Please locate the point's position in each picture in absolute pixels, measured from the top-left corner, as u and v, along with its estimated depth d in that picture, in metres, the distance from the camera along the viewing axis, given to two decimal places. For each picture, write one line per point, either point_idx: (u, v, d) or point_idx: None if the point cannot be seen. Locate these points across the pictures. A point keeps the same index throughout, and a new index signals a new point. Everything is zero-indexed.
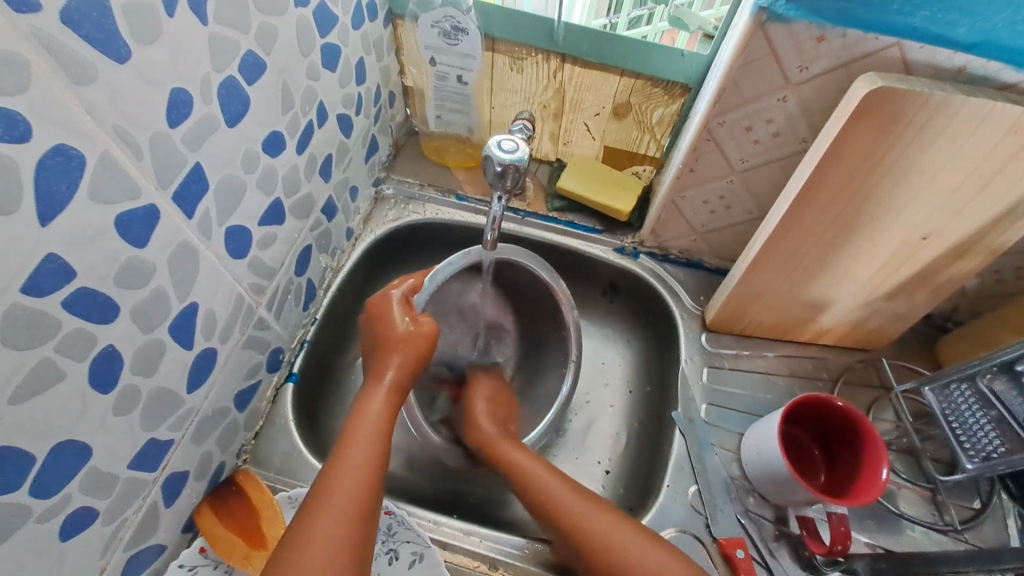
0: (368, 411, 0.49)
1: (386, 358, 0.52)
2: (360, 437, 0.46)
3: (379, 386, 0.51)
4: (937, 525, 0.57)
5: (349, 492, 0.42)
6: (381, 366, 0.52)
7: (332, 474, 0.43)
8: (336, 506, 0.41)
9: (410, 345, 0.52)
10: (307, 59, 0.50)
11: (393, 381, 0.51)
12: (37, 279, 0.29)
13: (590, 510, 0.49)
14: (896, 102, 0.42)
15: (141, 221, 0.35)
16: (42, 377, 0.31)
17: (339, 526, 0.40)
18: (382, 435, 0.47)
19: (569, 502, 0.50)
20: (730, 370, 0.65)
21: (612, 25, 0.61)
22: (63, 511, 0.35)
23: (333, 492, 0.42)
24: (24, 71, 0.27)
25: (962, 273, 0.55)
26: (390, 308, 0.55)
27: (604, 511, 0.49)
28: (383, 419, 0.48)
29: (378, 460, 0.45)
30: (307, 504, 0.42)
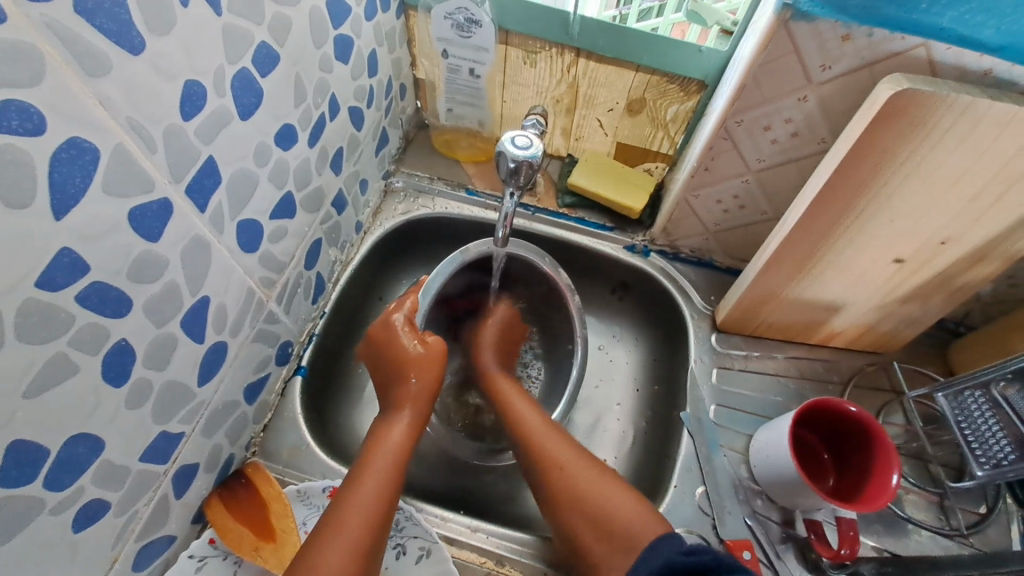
0: (386, 439, 0.49)
1: (405, 388, 0.52)
2: (376, 465, 0.46)
3: (398, 416, 0.51)
4: (943, 530, 0.56)
5: (362, 522, 0.42)
6: (401, 395, 0.52)
7: (345, 501, 0.44)
8: (347, 534, 0.42)
9: (425, 371, 0.52)
10: (320, 51, 0.49)
11: (411, 411, 0.51)
12: (51, 273, 0.29)
13: (564, 448, 0.51)
14: (921, 103, 0.41)
15: (154, 215, 0.35)
16: (55, 372, 0.31)
17: (348, 556, 0.41)
18: (398, 465, 0.47)
19: (540, 433, 0.53)
20: (739, 371, 0.65)
21: (623, 16, 0.59)
22: (76, 503, 0.35)
23: (344, 520, 0.42)
24: (37, 63, 0.26)
25: (979, 279, 0.54)
26: (395, 334, 0.54)
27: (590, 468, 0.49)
28: (399, 449, 0.48)
29: (391, 491, 0.45)
30: (320, 528, 0.42)
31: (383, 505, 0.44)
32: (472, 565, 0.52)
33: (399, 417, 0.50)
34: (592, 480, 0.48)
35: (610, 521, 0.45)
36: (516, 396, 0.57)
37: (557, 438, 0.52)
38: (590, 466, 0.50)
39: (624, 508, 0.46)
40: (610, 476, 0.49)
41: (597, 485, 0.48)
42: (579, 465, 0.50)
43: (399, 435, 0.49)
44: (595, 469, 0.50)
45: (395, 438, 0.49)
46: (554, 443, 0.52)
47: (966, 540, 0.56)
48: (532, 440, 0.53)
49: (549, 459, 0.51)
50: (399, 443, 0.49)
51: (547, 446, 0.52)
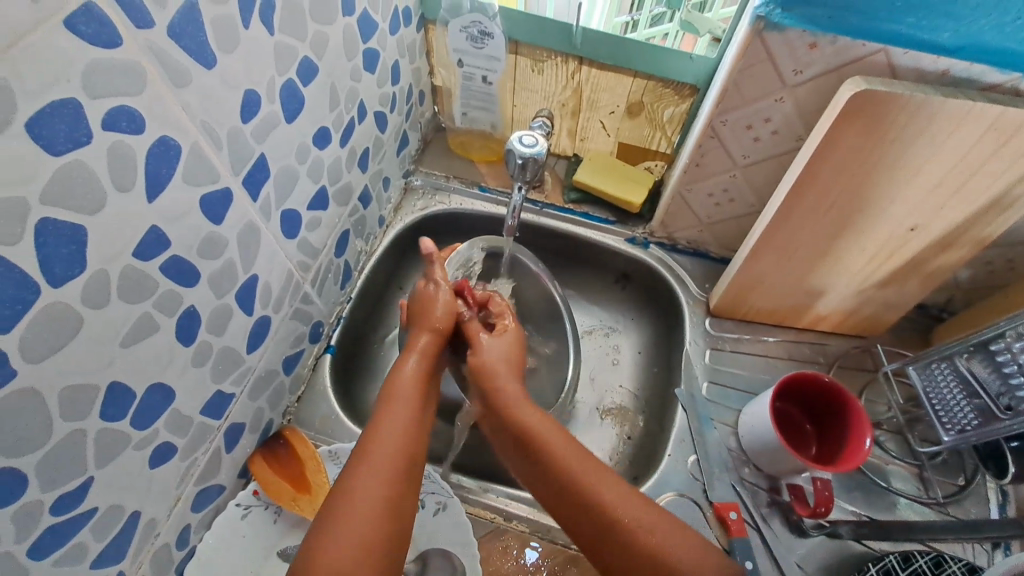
0: (402, 372, 0.50)
1: (421, 328, 0.54)
2: (400, 400, 0.47)
3: (409, 356, 0.52)
4: (922, 498, 0.61)
5: (390, 452, 0.43)
6: (414, 342, 0.53)
7: (370, 436, 0.44)
8: (377, 466, 0.41)
9: (445, 311, 0.55)
10: (351, 63, 0.56)
11: (424, 346, 0.53)
12: (143, 247, 0.36)
13: (580, 458, 0.43)
14: (879, 103, 0.46)
15: (219, 202, 0.42)
16: (143, 328, 0.38)
17: (380, 487, 0.40)
18: (416, 402, 0.48)
19: (545, 430, 0.45)
20: (731, 352, 0.70)
21: (635, 22, 0.64)
22: (152, 443, 0.42)
23: (371, 450, 0.43)
24: (141, 78, 0.33)
25: (951, 263, 0.59)
26: (427, 291, 0.57)
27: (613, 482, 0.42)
28: (414, 384, 0.49)
29: (415, 424, 0.46)
30: (352, 461, 0.42)
31: (408, 435, 0.45)
32: (482, 520, 0.58)
33: (413, 353, 0.52)
34: (609, 489, 0.41)
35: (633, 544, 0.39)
36: (523, 409, 0.48)
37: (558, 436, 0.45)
38: (589, 464, 0.43)
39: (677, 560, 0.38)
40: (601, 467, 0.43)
41: (620, 497, 0.41)
42: (573, 455, 0.43)
43: (411, 377, 0.49)
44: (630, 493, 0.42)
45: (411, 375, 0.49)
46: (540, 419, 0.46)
47: (943, 508, 0.60)
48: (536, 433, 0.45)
49: (560, 465, 0.43)
50: (415, 379, 0.50)
51: (547, 439, 0.45)
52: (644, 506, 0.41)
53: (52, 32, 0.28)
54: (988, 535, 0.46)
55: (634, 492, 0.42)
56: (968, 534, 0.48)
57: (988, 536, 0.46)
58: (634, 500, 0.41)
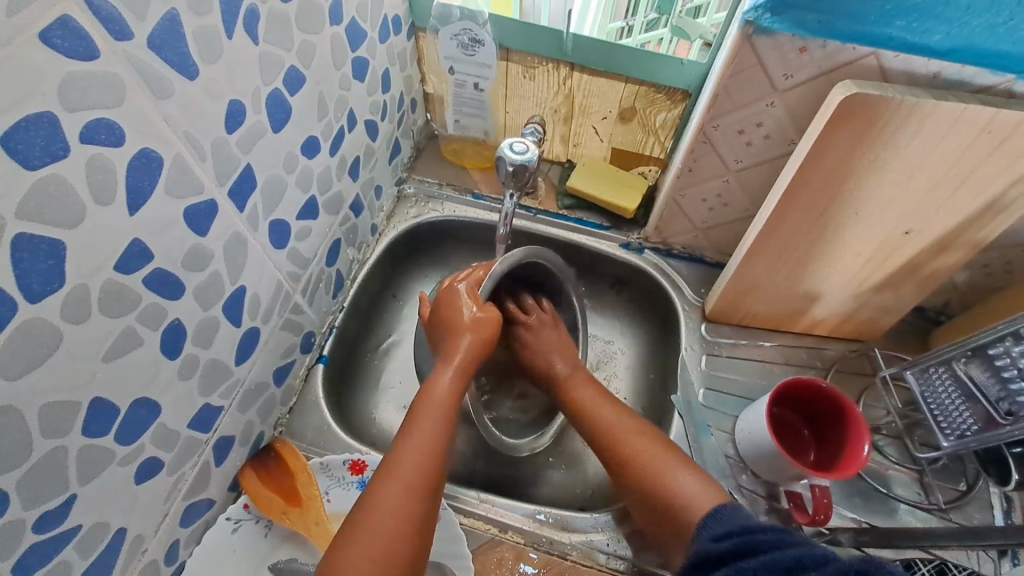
0: (435, 389, 0.49)
1: (455, 341, 0.52)
2: (431, 417, 0.47)
3: (446, 368, 0.50)
4: (923, 504, 0.60)
5: (415, 473, 0.44)
6: (449, 350, 0.51)
7: (396, 454, 0.45)
8: (402, 484, 0.43)
9: (480, 330, 0.52)
10: (340, 72, 0.56)
11: (460, 363, 0.51)
12: (125, 260, 0.36)
13: (643, 442, 0.53)
14: (870, 106, 0.46)
15: (204, 214, 0.42)
16: (125, 343, 0.37)
17: (404, 501, 0.42)
18: (445, 421, 0.48)
19: (621, 428, 0.55)
20: (727, 357, 0.69)
21: (630, 26, 0.66)
22: (137, 459, 0.42)
23: (397, 467, 0.44)
24: (120, 90, 0.33)
25: (946, 266, 0.58)
26: (455, 298, 0.54)
27: (664, 454, 0.52)
28: (448, 403, 0.49)
29: (440, 441, 0.46)
30: (377, 475, 0.44)
31: (434, 454, 0.46)
32: (477, 531, 0.57)
33: (449, 367, 0.50)
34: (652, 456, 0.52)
35: (666, 500, 0.49)
36: (602, 407, 0.58)
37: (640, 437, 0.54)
38: (657, 450, 0.52)
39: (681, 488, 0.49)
40: (660, 446, 0.53)
41: (658, 463, 0.51)
42: (648, 454, 0.52)
43: (444, 393, 0.49)
44: (666, 454, 0.52)
45: (446, 394, 0.49)
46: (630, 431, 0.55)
47: (945, 514, 0.60)
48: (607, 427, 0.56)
49: (625, 452, 0.53)
50: (449, 398, 0.49)
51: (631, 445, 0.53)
52: (671, 459, 0.51)
53: (27, 46, 0.28)
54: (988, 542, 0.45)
55: (657, 442, 0.53)
56: (971, 541, 0.46)
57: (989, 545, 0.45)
58: (667, 456, 0.52)
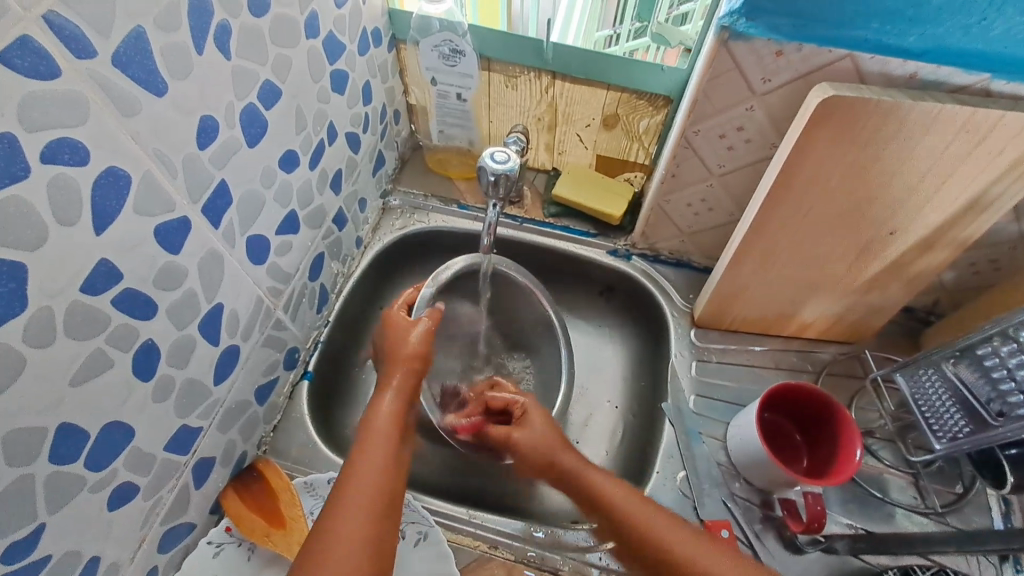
0: (379, 411, 0.50)
1: (396, 364, 0.54)
2: (377, 436, 0.47)
3: (386, 391, 0.52)
4: (919, 508, 0.59)
5: (370, 492, 0.43)
6: (390, 373, 0.54)
7: (349, 474, 0.44)
8: (357, 504, 0.42)
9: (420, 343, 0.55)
10: (318, 85, 0.55)
11: (399, 384, 0.53)
12: (92, 280, 0.35)
13: (633, 506, 0.45)
14: (847, 108, 0.46)
15: (176, 231, 0.41)
16: (95, 365, 0.36)
17: (360, 524, 0.41)
18: (394, 436, 0.48)
19: (588, 471, 0.49)
20: (717, 363, 0.68)
21: (617, 35, 0.65)
22: (111, 484, 0.40)
23: (353, 489, 0.43)
24: (84, 107, 0.32)
25: (932, 266, 0.58)
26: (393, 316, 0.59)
27: (671, 522, 0.44)
28: (394, 420, 0.50)
29: (394, 456, 0.47)
30: (330, 501, 0.43)
31: (388, 472, 0.45)
32: (466, 548, 0.56)
33: (390, 388, 0.52)
34: (653, 522, 0.44)
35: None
36: (584, 468, 0.49)
37: (570, 453, 0.51)
38: (584, 463, 0.50)
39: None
40: (636, 495, 0.46)
41: (653, 525, 0.44)
42: (620, 493, 0.46)
43: (389, 410, 0.50)
44: (688, 528, 0.44)
45: (389, 410, 0.50)
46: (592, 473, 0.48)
47: (941, 518, 0.59)
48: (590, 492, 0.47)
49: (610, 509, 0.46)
50: (393, 413, 0.50)
51: (590, 479, 0.48)
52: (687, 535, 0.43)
53: None
54: (992, 547, 0.46)
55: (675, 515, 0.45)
56: (971, 546, 0.48)
57: (993, 549, 0.46)
58: (682, 526, 0.44)
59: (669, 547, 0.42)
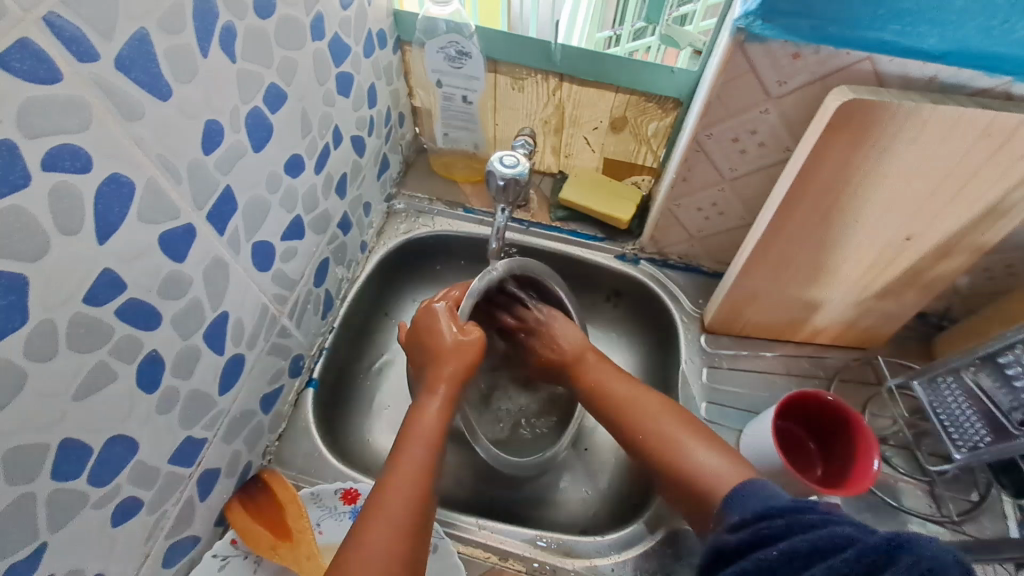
0: (420, 422, 0.49)
1: (439, 370, 0.51)
2: (415, 448, 0.47)
3: (431, 399, 0.50)
4: (935, 517, 0.58)
5: (404, 509, 0.43)
6: (433, 379, 0.51)
7: (383, 489, 0.44)
8: (388, 522, 0.42)
9: (466, 353, 0.52)
10: (323, 88, 0.54)
11: (443, 394, 0.51)
12: (95, 291, 0.34)
13: (651, 410, 0.54)
14: (867, 111, 0.45)
15: (180, 239, 0.40)
16: (97, 378, 0.35)
17: (390, 542, 0.41)
18: (432, 449, 0.47)
19: (625, 390, 0.57)
20: (728, 369, 0.67)
21: (618, 36, 0.65)
22: (114, 500, 0.39)
23: (386, 505, 0.43)
24: (86, 112, 0.31)
25: (948, 271, 0.57)
26: (437, 318, 0.53)
27: (666, 412, 0.53)
28: (433, 432, 0.48)
29: (429, 472, 0.46)
30: (364, 516, 0.43)
31: (422, 488, 0.44)
32: (476, 560, 0.55)
33: (433, 398, 0.50)
34: (660, 425, 0.53)
35: (686, 480, 0.48)
36: (609, 379, 0.59)
37: (600, 363, 0.60)
38: (615, 374, 0.59)
39: (696, 459, 0.49)
40: (671, 408, 0.54)
41: (665, 433, 0.52)
42: (642, 401, 0.55)
43: (431, 421, 0.49)
44: (673, 420, 0.53)
45: (429, 421, 0.49)
46: (594, 374, 0.60)
47: (958, 527, 0.58)
48: (617, 398, 0.57)
49: (634, 422, 0.54)
50: (433, 426, 0.49)
51: (614, 388, 0.58)
52: (680, 427, 0.52)
53: None
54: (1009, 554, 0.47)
55: (677, 412, 0.54)
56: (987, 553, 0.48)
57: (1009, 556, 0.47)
58: (669, 419, 0.53)
59: (660, 440, 0.52)
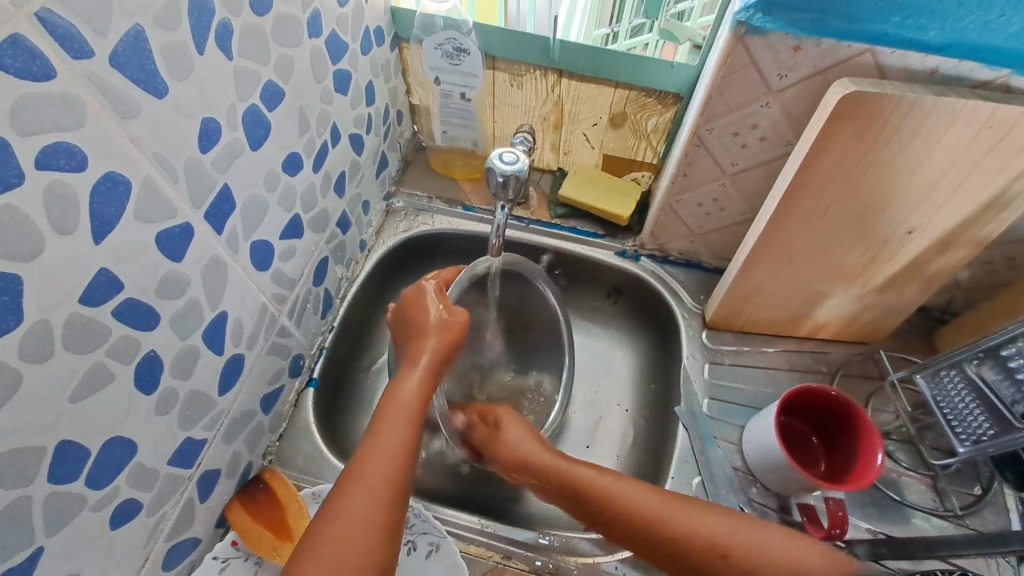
0: (401, 390, 0.48)
1: (420, 344, 0.52)
2: (398, 415, 0.46)
3: (412, 369, 0.50)
4: (937, 511, 0.58)
5: (382, 475, 0.42)
6: (414, 350, 0.52)
7: (364, 454, 0.44)
8: (368, 489, 0.41)
9: (446, 329, 0.53)
10: (321, 86, 0.54)
11: (425, 365, 0.50)
12: (92, 290, 0.33)
13: (659, 503, 0.45)
14: (869, 104, 0.45)
15: (177, 238, 0.39)
16: (95, 379, 0.35)
17: (368, 509, 0.40)
18: (413, 414, 0.47)
19: (608, 484, 0.47)
20: (731, 365, 0.67)
21: (615, 33, 0.64)
22: (113, 502, 0.39)
23: (365, 471, 0.42)
24: (80, 110, 0.31)
25: (950, 265, 0.57)
26: (425, 298, 0.55)
27: (680, 506, 0.45)
28: (413, 400, 0.48)
29: (411, 438, 0.45)
30: (342, 482, 0.42)
31: (403, 455, 0.44)
32: (479, 559, 0.55)
33: (414, 368, 0.50)
34: (710, 527, 0.43)
35: None
36: (597, 478, 0.48)
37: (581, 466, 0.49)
38: (585, 467, 0.49)
39: (766, 545, 0.42)
40: (686, 503, 0.45)
41: (703, 525, 0.43)
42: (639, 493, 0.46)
43: (412, 389, 0.49)
44: (695, 508, 0.44)
45: (410, 389, 0.48)
46: (566, 463, 0.50)
47: (961, 521, 0.58)
48: (602, 502, 0.46)
49: (680, 533, 0.43)
50: (414, 393, 0.48)
51: (594, 491, 0.47)
52: (713, 519, 0.43)
53: None
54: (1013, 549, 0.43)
55: (683, 505, 0.45)
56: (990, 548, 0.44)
57: (1015, 551, 0.42)
58: (700, 515, 0.44)
59: (756, 552, 0.41)
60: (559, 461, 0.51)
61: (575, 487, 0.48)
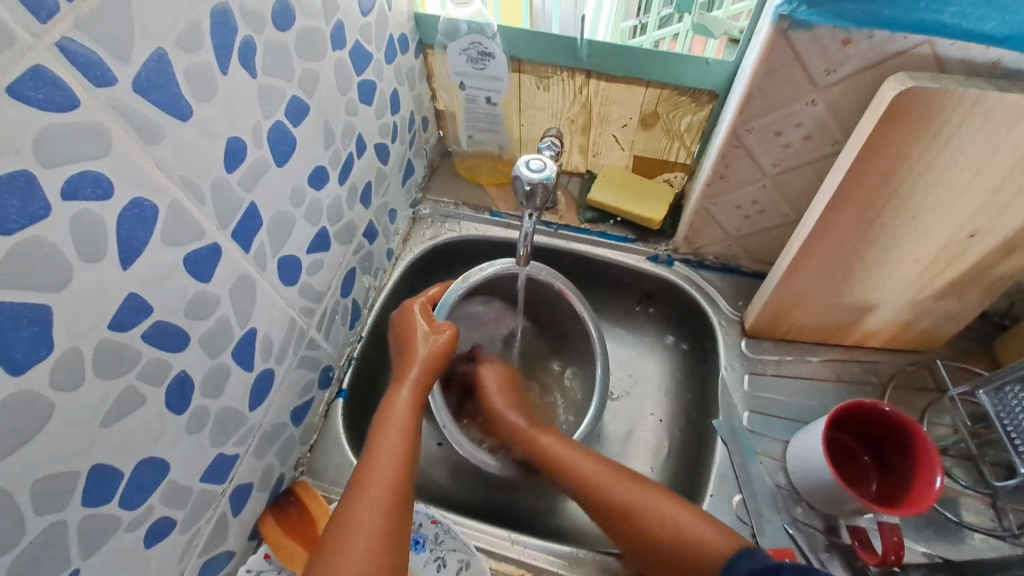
0: (393, 406, 0.52)
1: (407, 363, 0.55)
2: (393, 429, 0.50)
3: (401, 385, 0.53)
4: (997, 532, 0.54)
5: (384, 486, 0.45)
6: (402, 367, 0.55)
7: (364, 469, 0.47)
8: (372, 500, 0.44)
9: (434, 347, 0.55)
10: (345, 97, 0.53)
11: (413, 380, 0.53)
12: (120, 316, 0.33)
13: (622, 483, 0.51)
14: (927, 101, 0.41)
15: (206, 259, 0.39)
16: (126, 403, 0.35)
17: (374, 520, 0.43)
18: (407, 429, 0.50)
19: (591, 468, 0.53)
20: (772, 376, 0.64)
21: (643, 24, 0.62)
22: (147, 521, 0.39)
23: (367, 486, 0.45)
24: (105, 138, 0.31)
25: (1016, 270, 0.52)
26: (412, 318, 0.58)
27: (643, 489, 0.50)
28: (406, 415, 0.51)
29: (408, 449, 0.49)
30: (348, 497, 0.45)
31: (401, 466, 0.47)
32: None
33: (402, 383, 0.53)
34: (644, 501, 0.49)
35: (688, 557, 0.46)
36: (545, 435, 0.56)
37: (549, 436, 0.56)
38: (549, 428, 0.57)
39: (689, 533, 0.47)
40: (637, 480, 0.51)
41: (639, 498, 0.50)
42: (602, 474, 0.52)
43: (404, 404, 0.52)
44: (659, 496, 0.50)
45: (403, 405, 0.52)
46: (548, 437, 0.56)
47: (1019, 541, 0.53)
48: (579, 476, 0.52)
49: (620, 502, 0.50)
50: (406, 408, 0.52)
51: (580, 466, 0.53)
52: (662, 498, 0.49)
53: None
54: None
55: (639, 482, 0.51)
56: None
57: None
58: (647, 492, 0.50)
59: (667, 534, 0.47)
60: (540, 429, 0.57)
61: (563, 464, 0.54)
